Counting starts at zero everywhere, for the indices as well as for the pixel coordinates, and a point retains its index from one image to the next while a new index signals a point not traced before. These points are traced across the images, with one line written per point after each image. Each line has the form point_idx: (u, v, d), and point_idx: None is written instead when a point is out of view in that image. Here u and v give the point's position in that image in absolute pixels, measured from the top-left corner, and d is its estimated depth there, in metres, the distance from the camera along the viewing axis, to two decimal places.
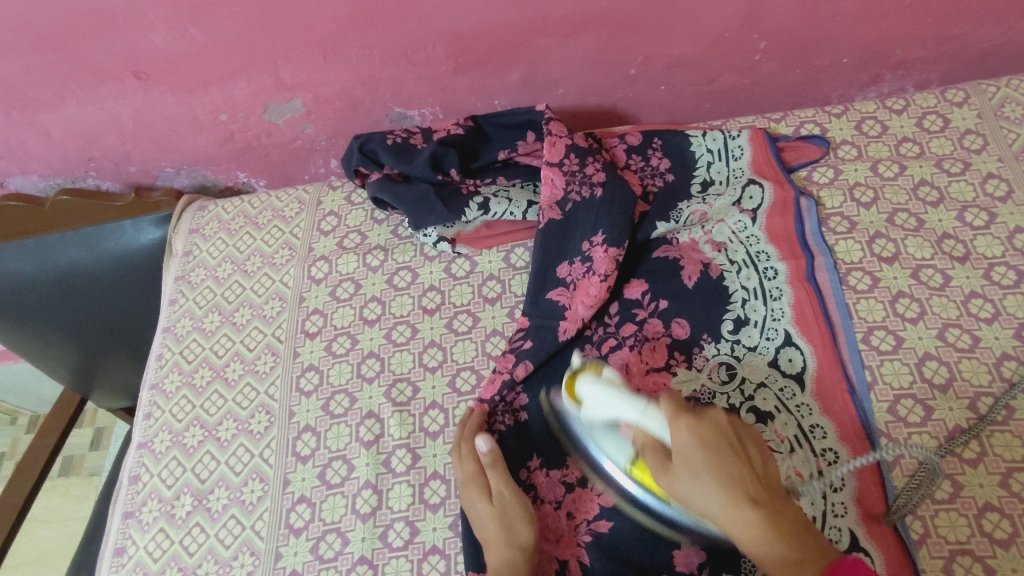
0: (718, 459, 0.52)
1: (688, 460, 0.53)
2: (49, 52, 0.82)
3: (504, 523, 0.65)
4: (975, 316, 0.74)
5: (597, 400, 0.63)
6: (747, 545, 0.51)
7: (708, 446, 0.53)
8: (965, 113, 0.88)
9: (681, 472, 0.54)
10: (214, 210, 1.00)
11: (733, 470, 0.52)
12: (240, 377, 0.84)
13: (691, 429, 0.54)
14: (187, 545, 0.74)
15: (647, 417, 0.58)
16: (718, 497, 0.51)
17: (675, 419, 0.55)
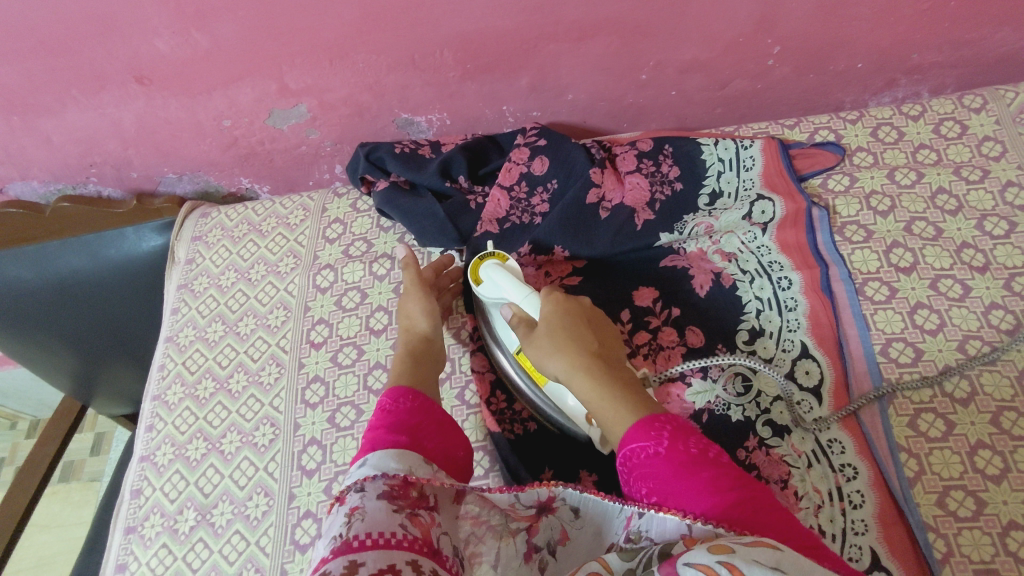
0: (572, 323, 0.64)
1: (549, 321, 0.64)
2: (50, 57, 0.81)
3: (406, 318, 0.77)
4: (996, 328, 0.72)
5: (490, 281, 0.72)
6: (592, 402, 0.58)
7: (564, 315, 0.65)
8: (983, 120, 0.86)
9: (538, 330, 0.64)
10: (217, 217, 0.98)
11: (579, 333, 0.63)
12: (244, 388, 0.83)
13: (556, 300, 0.66)
14: (190, 561, 0.73)
15: (527, 298, 0.68)
16: (568, 360, 0.60)
17: (549, 294, 0.67)
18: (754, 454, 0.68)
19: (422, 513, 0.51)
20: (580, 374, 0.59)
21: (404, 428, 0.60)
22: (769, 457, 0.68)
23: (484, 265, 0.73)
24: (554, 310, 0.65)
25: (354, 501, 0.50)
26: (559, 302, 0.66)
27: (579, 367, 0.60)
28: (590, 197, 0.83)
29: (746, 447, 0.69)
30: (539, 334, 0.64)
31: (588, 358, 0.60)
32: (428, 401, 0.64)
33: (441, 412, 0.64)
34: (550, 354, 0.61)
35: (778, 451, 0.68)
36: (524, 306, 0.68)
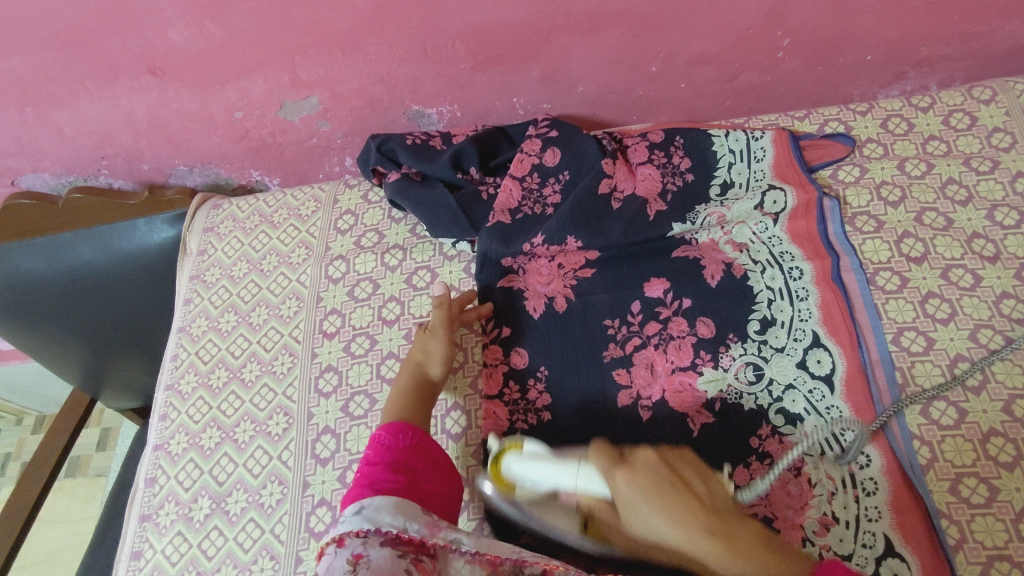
0: (667, 498, 0.53)
1: (635, 500, 0.54)
2: (64, 48, 0.81)
3: (422, 353, 0.76)
4: (1008, 317, 0.73)
5: (521, 472, 0.62)
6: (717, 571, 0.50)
7: (653, 491, 0.53)
8: (992, 111, 0.86)
9: (632, 519, 0.54)
10: (229, 209, 0.99)
11: (678, 504, 0.52)
12: (257, 377, 0.83)
13: (627, 479, 0.55)
14: (205, 548, 0.73)
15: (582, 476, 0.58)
16: (677, 529, 0.52)
17: (610, 473, 0.56)
18: (767, 442, 0.69)
19: (424, 559, 0.56)
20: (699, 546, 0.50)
21: (402, 468, 0.63)
22: (782, 444, 0.69)
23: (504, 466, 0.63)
24: (635, 488, 0.54)
25: (356, 547, 0.55)
26: (625, 472, 0.55)
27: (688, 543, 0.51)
28: (603, 187, 0.84)
29: (759, 435, 0.70)
30: (633, 519, 0.54)
31: (701, 520, 0.51)
32: (427, 441, 0.67)
33: (439, 452, 0.67)
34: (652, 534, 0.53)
35: (791, 439, 0.69)
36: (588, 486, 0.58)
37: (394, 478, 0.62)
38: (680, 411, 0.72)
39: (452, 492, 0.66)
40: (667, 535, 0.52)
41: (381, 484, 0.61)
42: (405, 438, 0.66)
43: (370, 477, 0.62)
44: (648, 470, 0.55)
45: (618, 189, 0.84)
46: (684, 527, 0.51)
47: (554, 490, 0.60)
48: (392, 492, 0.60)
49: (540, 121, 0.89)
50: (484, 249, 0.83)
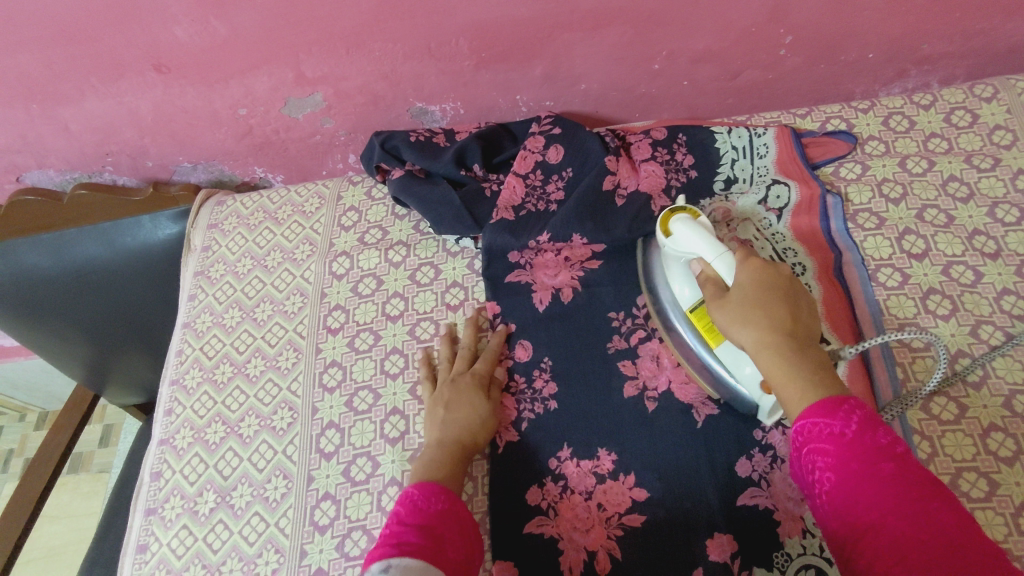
0: (767, 301, 0.59)
1: (744, 286, 0.60)
2: (70, 45, 0.81)
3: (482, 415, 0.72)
4: (1008, 313, 0.73)
5: (680, 234, 0.67)
6: (772, 375, 0.57)
7: (759, 286, 0.60)
8: (994, 109, 0.87)
9: (732, 297, 0.61)
10: (233, 205, 0.99)
11: (778, 314, 0.58)
12: (262, 372, 0.84)
13: (755, 272, 0.61)
14: (210, 542, 0.73)
15: (719, 259, 0.64)
16: (756, 328, 0.58)
17: (745, 261, 0.62)
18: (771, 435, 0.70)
19: None
20: (770, 350, 0.57)
21: (430, 531, 0.58)
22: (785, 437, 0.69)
23: (673, 219, 0.69)
24: (750, 285, 0.60)
25: None
26: (762, 270, 0.61)
27: (767, 341, 0.57)
28: (607, 184, 0.84)
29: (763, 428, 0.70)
30: (733, 307, 0.60)
31: (781, 337, 0.57)
32: (457, 505, 0.62)
33: (467, 519, 0.62)
34: (739, 323, 0.59)
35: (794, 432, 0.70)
36: (716, 265, 0.64)
37: (422, 540, 0.56)
38: (684, 406, 0.72)
39: (475, 563, 0.60)
40: (748, 339, 0.58)
41: (410, 545, 0.56)
42: (435, 502, 0.61)
43: (396, 536, 0.57)
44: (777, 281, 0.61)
45: (623, 186, 0.85)
46: (769, 335, 0.57)
47: (696, 256, 0.67)
48: (419, 553, 0.55)
49: (541, 118, 0.90)
50: (489, 243, 0.83)
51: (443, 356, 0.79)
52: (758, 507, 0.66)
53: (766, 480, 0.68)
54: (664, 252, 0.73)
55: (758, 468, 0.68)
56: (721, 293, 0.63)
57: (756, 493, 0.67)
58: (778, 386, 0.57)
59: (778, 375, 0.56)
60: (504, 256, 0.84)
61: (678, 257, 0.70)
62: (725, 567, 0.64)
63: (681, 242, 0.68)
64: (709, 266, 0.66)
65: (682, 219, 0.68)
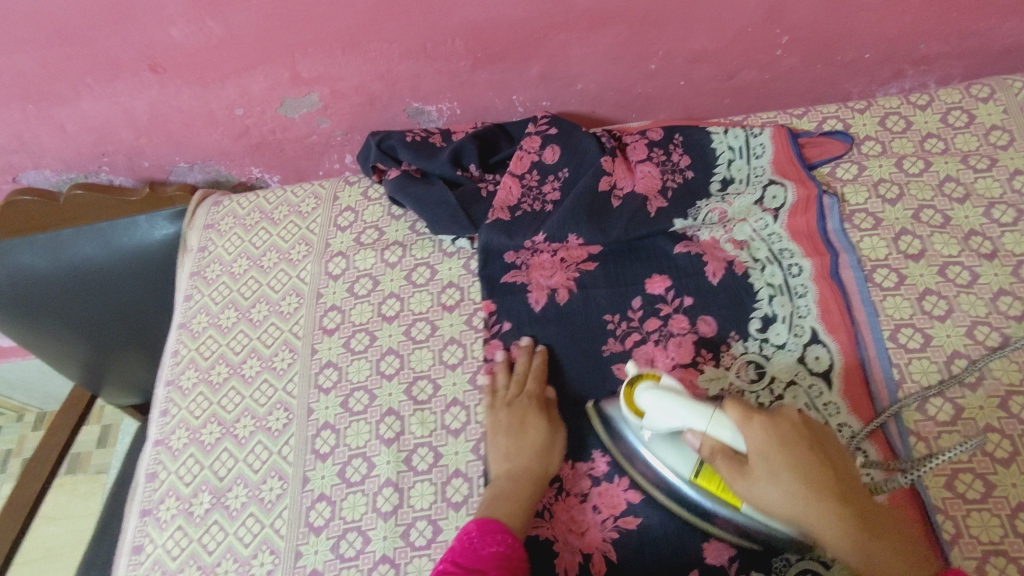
0: (800, 462, 0.59)
1: (768, 461, 0.59)
2: (65, 45, 0.81)
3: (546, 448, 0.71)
4: (1004, 314, 0.73)
5: (655, 407, 0.65)
6: (830, 543, 0.58)
7: (787, 459, 0.59)
8: (990, 109, 0.87)
9: (758, 473, 0.60)
10: (229, 205, 0.99)
11: (813, 475, 0.58)
12: (257, 373, 0.83)
13: (764, 429, 0.59)
14: (205, 543, 0.73)
15: (720, 422, 0.61)
16: (801, 487, 0.58)
17: (747, 423, 0.60)
18: None
19: None
20: (838, 531, 0.57)
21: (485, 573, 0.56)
22: None
23: (638, 393, 0.67)
24: (770, 449, 0.59)
25: None
26: (769, 426, 0.60)
27: (830, 523, 0.57)
28: (603, 185, 0.84)
29: None
30: (768, 486, 0.59)
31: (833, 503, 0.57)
32: (515, 550, 0.61)
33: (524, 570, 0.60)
34: (790, 495, 0.58)
35: None
36: (721, 431, 0.61)
37: None
38: None
39: None
40: (795, 493, 0.58)
41: None
42: (494, 544, 0.60)
43: None
44: (785, 436, 0.60)
45: (620, 188, 0.85)
46: (820, 506, 0.57)
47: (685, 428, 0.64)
48: None
49: (537, 119, 0.90)
50: (485, 241, 0.83)
51: (503, 379, 0.76)
52: None
53: None
54: (636, 425, 0.68)
55: None
56: (739, 465, 0.61)
57: None
58: (835, 548, 0.58)
59: (840, 542, 0.57)
60: (500, 255, 0.84)
61: (666, 430, 0.65)
62: (723, 571, 0.64)
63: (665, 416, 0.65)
64: (710, 434, 0.62)
65: (647, 391, 0.65)
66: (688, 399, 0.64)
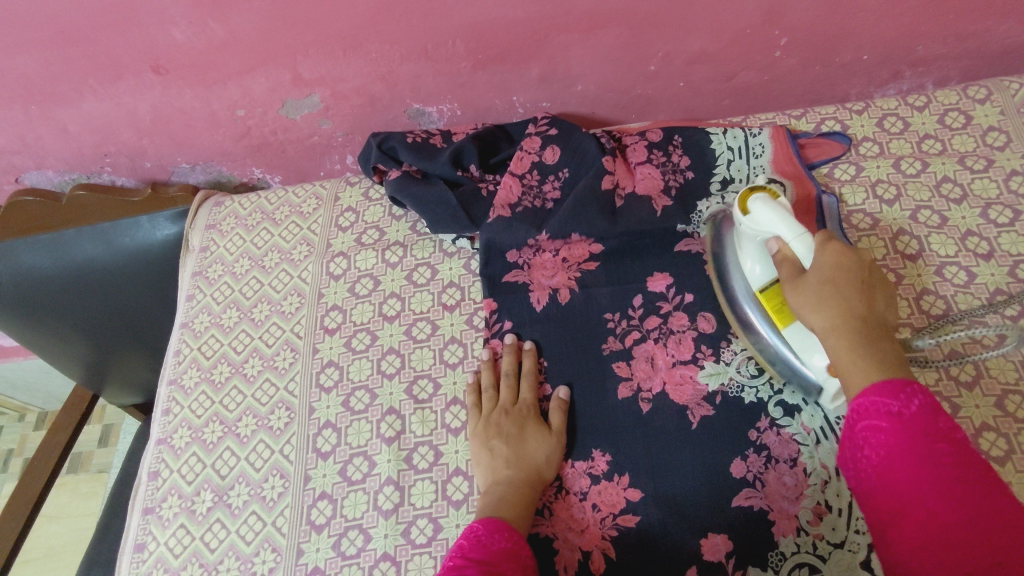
0: (849, 283, 0.58)
1: (820, 272, 0.59)
2: (69, 46, 0.82)
3: (547, 456, 0.70)
4: (1001, 313, 0.73)
5: (755, 212, 0.67)
6: (836, 360, 0.57)
7: (840, 273, 0.58)
8: (988, 110, 0.87)
9: (806, 279, 0.60)
10: (231, 205, 1.00)
11: (853, 299, 0.57)
12: (259, 372, 0.84)
13: (834, 250, 0.59)
14: (207, 541, 0.74)
15: (798, 238, 0.62)
16: (835, 299, 0.57)
17: (824, 244, 0.60)
18: (765, 435, 0.70)
19: None
20: (845, 343, 0.56)
21: (493, 568, 0.57)
22: (780, 437, 0.70)
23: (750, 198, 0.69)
24: (828, 261, 0.59)
25: None
26: (841, 254, 0.59)
27: (838, 328, 0.57)
28: (605, 184, 0.84)
29: (757, 428, 0.70)
30: (809, 287, 0.59)
31: (857, 324, 0.57)
32: (521, 544, 0.61)
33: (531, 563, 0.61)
34: (811, 308, 0.58)
35: (788, 431, 0.70)
36: (794, 246, 0.62)
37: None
38: (680, 405, 0.73)
39: None
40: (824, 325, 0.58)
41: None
42: (500, 540, 0.60)
43: (458, 568, 0.56)
44: (852, 270, 0.59)
45: (619, 187, 0.85)
46: (844, 320, 0.57)
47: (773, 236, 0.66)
48: None
49: (537, 118, 0.91)
50: (487, 239, 0.84)
51: (486, 384, 0.76)
52: (753, 508, 0.67)
53: (760, 480, 0.68)
54: (742, 229, 0.71)
55: (753, 468, 0.68)
56: (796, 275, 0.62)
57: (751, 494, 0.67)
58: (836, 359, 0.57)
59: (834, 344, 0.57)
60: (503, 254, 0.84)
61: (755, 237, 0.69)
62: (719, 567, 0.65)
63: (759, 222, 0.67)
64: (787, 245, 0.64)
65: (756, 198, 0.67)
66: (788, 216, 0.64)
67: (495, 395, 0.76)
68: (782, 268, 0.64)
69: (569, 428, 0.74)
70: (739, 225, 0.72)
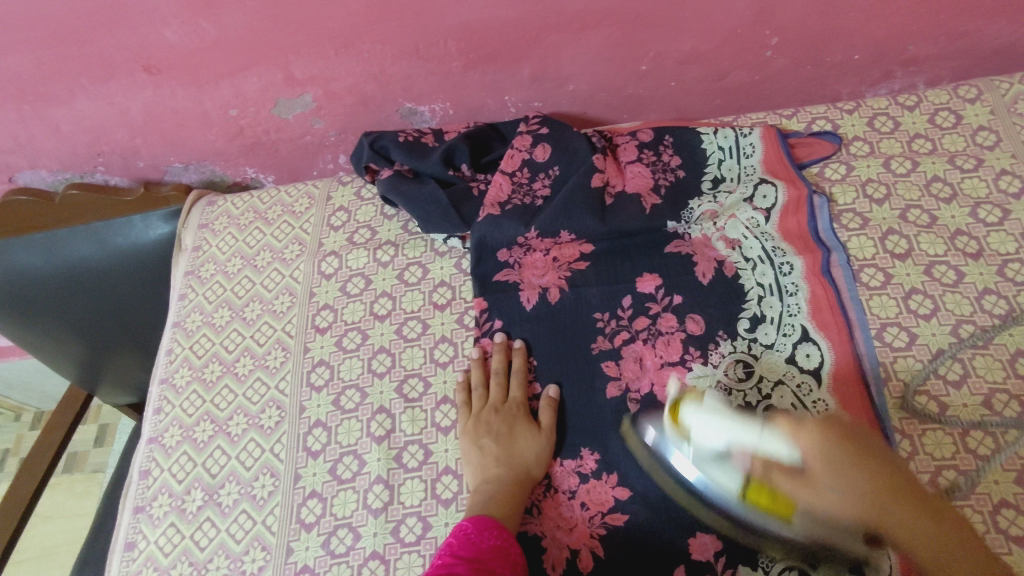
0: (852, 461, 0.52)
1: (815, 467, 0.52)
2: (60, 46, 0.82)
3: (536, 455, 0.71)
4: (989, 313, 0.73)
5: (698, 425, 0.60)
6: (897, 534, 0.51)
7: (836, 463, 0.52)
8: (978, 110, 0.87)
9: (811, 481, 0.53)
10: (224, 205, 1.00)
11: (862, 476, 0.51)
12: (250, 371, 0.84)
13: (814, 440, 0.53)
14: (197, 539, 0.74)
15: (765, 441, 0.55)
16: (857, 486, 0.51)
17: (800, 432, 0.54)
18: None
19: None
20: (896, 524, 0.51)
21: (483, 566, 0.57)
22: None
23: (685, 408, 0.63)
24: (820, 463, 0.52)
25: None
26: (821, 432, 0.53)
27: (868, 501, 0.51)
28: (595, 182, 0.85)
29: None
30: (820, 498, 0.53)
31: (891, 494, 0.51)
32: (510, 542, 0.61)
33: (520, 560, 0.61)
34: (841, 503, 0.52)
35: None
36: (776, 452, 0.54)
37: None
38: None
39: None
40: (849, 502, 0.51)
41: None
42: (490, 537, 0.60)
43: (448, 566, 0.57)
44: (836, 448, 0.52)
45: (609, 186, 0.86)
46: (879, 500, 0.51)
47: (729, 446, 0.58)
48: None
49: (529, 118, 0.91)
50: (479, 236, 0.84)
51: (476, 382, 0.76)
52: None
53: None
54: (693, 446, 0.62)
55: None
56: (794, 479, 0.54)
57: None
58: (899, 534, 0.51)
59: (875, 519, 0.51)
60: (494, 252, 0.85)
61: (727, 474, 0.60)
62: (708, 567, 0.65)
63: (710, 436, 0.59)
64: (757, 451, 0.56)
65: (694, 412, 0.61)
66: (737, 421, 0.58)
67: (485, 393, 0.76)
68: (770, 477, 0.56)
69: (559, 427, 0.74)
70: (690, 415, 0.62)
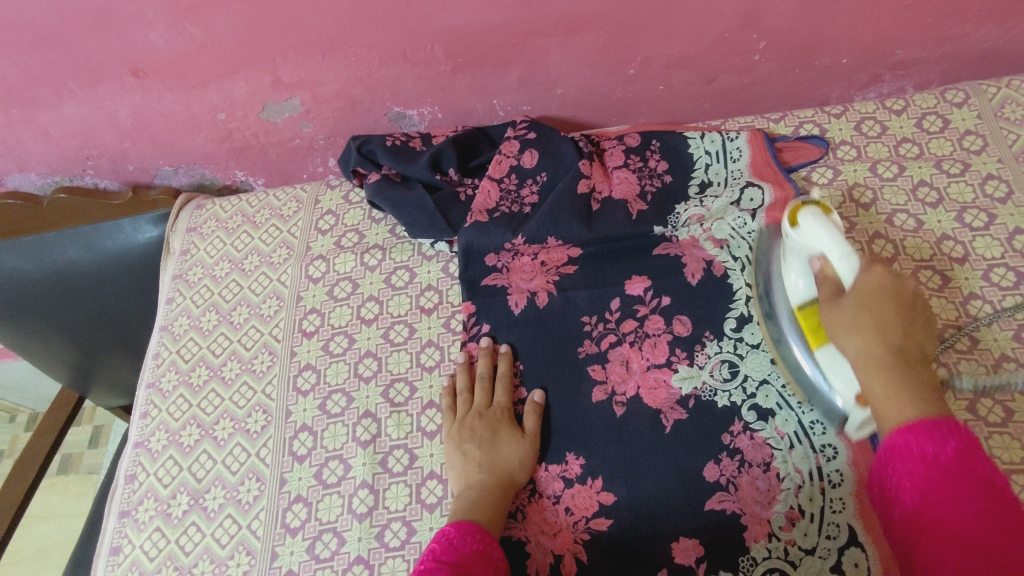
0: (885, 310, 0.58)
1: (857, 295, 0.59)
2: (47, 50, 0.82)
3: (520, 459, 0.70)
4: (974, 317, 0.73)
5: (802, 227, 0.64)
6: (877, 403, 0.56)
7: (874, 297, 0.58)
8: (965, 114, 0.88)
9: (847, 300, 0.60)
10: (212, 208, 1.00)
11: (888, 323, 0.58)
12: (237, 375, 0.84)
13: (879, 276, 0.59)
14: (182, 544, 0.74)
15: (842, 258, 0.60)
16: (874, 339, 0.57)
17: (869, 266, 0.60)
18: (739, 438, 0.70)
19: None
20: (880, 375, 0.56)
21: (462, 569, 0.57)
22: (753, 441, 0.70)
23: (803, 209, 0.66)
24: (865, 290, 0.59)
25: None
26: (883, 275, 0.59)
27: (873, 355, 0.57)
28: (582, 187, 0.85)
29: (731, 432, 0.70)
30: (840, 334, 0.60)
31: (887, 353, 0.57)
32: (492, 546, 0.61)
33: (502, 563, 0.61)
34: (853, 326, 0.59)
35: (762, 435, 0.70)
36: (837, 266, 0.61)
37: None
38: (653, 408, 0.73)
39: None
40: (855, 349, 0.58)
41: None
42: (472, 541, 0.60)
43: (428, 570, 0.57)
44: (891, 296, 0.58)
45: (596, 192, 0.86)
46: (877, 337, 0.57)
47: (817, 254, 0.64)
48: None
49: (518, 121, 0.91)
50: (465, 242, 0.84)
51: (462, 386, 0.76)
52: (725, 512, 0.67)
53: (732, 483, 0.68)
54: (787, 241, 0.69)
55: (726, 472, 0.69)
56: (836, 296, 0.62)
57: (723, 498, 0.67)
58: (866, 366, 0.57)
59: (869, 380, 0.57)
60: (481, 256, 0.84)
61: (798, 253, 0.67)
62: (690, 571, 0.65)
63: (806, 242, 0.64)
64: (830, 262, 0.62)
65: (813, 210, 0.64)
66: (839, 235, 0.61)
67: (469, 399, 0.76)
68: (822, 288, 0.64)
69: (544, 433, 0.74)
70: (786, 236, 0.69)
